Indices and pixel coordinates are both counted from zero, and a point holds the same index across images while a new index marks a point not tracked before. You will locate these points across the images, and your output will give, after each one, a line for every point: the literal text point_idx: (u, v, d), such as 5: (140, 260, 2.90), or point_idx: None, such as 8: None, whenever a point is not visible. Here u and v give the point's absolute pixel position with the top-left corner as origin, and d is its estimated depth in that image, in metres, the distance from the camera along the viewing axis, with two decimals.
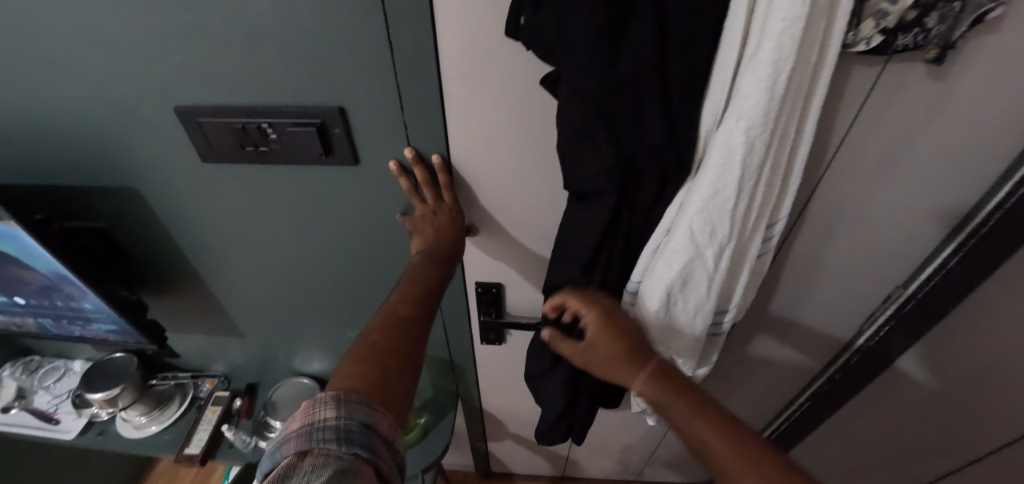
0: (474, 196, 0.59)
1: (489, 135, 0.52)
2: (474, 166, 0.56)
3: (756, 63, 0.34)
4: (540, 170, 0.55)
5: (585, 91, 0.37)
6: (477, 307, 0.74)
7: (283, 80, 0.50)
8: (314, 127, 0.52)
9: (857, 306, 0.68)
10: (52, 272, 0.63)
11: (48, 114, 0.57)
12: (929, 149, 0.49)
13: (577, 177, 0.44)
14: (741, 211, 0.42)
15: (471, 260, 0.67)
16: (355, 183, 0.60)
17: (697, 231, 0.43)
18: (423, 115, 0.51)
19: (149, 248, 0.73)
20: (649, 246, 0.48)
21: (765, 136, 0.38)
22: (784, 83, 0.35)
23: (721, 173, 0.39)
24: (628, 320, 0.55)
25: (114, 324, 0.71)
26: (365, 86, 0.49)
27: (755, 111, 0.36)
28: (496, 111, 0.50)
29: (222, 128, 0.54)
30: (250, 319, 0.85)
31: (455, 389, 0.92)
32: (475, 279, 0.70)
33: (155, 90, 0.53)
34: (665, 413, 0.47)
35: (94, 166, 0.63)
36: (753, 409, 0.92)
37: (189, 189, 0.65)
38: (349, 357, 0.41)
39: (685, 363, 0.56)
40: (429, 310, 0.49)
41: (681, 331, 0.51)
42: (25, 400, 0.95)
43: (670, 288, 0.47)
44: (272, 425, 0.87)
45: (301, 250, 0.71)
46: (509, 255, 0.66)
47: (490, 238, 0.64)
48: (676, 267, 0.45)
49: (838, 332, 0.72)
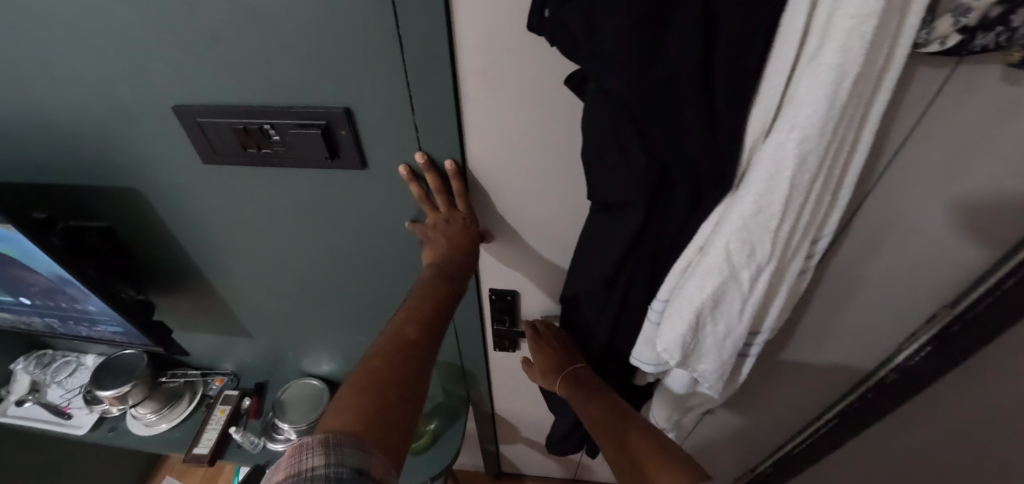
0: (490, 202, 0.55)
1: (507, 137, 0.48)
2: (489, 171, 0.52)
3: (817, 66, 0.28)
4: (561, 176, 0.51)
5: (616, 97, 0.32)
6: (491, 314, 0.71)
7: (284, 78, 0.46)
8: (319, 129, 0.49)
9: (897, 322, 0.63)
10: (55, 275, 0.61)
11: (46, 112, 0.55)
12: (996, 161, 0.43)
13: (604, 190, 0.40)
14: (785, 230, 0.37)
15: (485, 267, 0.64)
16: (364, 187, 0.57)
17: (734, 251, 0.37)
18: (435, 117, 0.47)
19: (154, 249, 0.71)
20: (678, 264, 0.43)
21: (821, 148, 0.32)
22: (847, 89, 0.29)
23: (766, 190, 0.34)
24: (649, 340, 0.49)
25: (120, 326, 0.70)
26: (373, 86, 0.46)
27: (812, 122, 0.30)
28: (515, 113, 0.46)
29: (222, 128, 0.51)
30: (258, 320, 0.83)
31: (466, 394, 0.90)
32: (488, 286, 0.67)
33: (153, 88, 0.50)
34: (589, 416, 0.54)
35: (96, 165, 0.60)
36: (776, 421, 0.88)
37: (192, 190, 0.62)
38: (348, 383, 0.41)
39: (710, 388, 0.50)
40: (436, 335, 0.47)
41: (709, 353, 0.46)
42: (38, 394, 0.95)
43: (698, 312, 0.42)
44: (280, 427, 0.86)
45: (309, 253, 0.69)
46: (525, 263, 0.62)
47: (505, 245, 0.61)
48: (705, 290, 0.40)
49: (874, 347, 0.68)
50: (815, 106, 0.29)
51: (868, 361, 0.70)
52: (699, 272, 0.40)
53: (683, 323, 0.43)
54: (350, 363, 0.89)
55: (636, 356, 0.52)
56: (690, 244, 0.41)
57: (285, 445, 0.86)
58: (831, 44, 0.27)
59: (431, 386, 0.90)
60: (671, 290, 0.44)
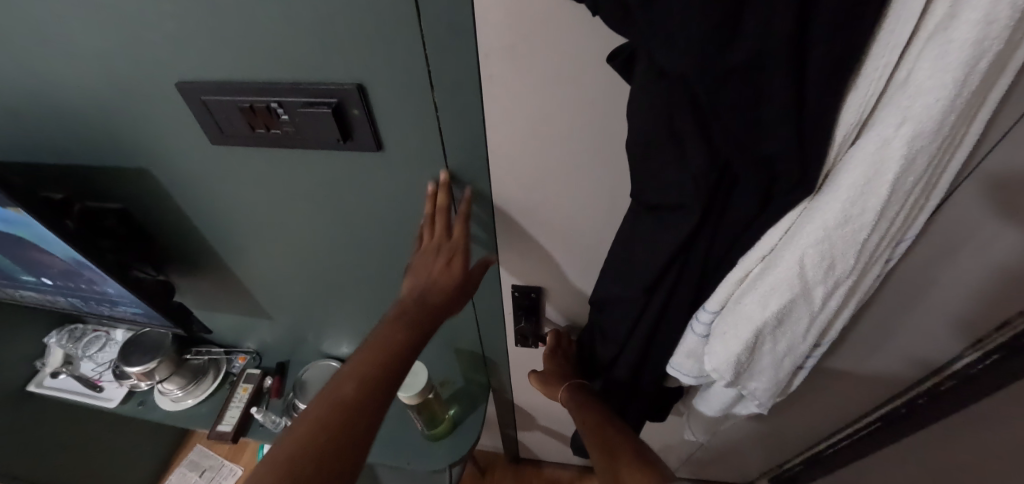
0: (516, 188, 0.50)
1: (538, 117, 0.42)
2: (512, 158, 0.47)
3: (946, 43, 0.23)
4: (605, 176, 0.46)
5: (677, 78, 0.27)
6: (513, 309, 0.68)
7: (292, 50, 0.42)
8: (329, 108, 0.44)
9: (956, 331, 0.56)
10: (71, 258, 0.60)
11: (50, 87, 0.52)
12: None
13: (654, 187, 0.34)
14: (869, 242, 0.34)
15: (508, 257, 0.60)
16: (380, 169, 0.53)
17: (809, 266, 0.34)
18: (456, 93, 0.42)
19: (170, 230, 0.69)
20: (729, 278, 0.39)
21: (930, 146, 0.27)
22: (981, 73, 0.24)
23: (859, 196, 0.30)
24: (694, 352, 0.47)
25: (140, 308, 0.69)
26: (387, 58, 0.41)
27: (930, 116, 0.25)
28: (551, 96, 0.40)
29: (229, 107, 0.47)
30: (277, 303, 0.82)
31: (486, 381, 0.88)
32: (512, 281, 0.64)
33: (156, 61, 0.46)
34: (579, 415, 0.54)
35: (105, 144, 0.57)
36: (811, 422, 0.85)
37: (203, 171, 0.59)
38: (268, 459, 0.38)
39: (758, 404, 0.51)
40: (385, 395, 0.44)
41: (762, 369, 0.46)
42: (71, 367, 0.98)
43: (757, 329, 0.40)
44: (301, 408, 0.87)
45: (326, 238, 0.66)
46: (552, 254, 0.58)
47: (531, 236, 0.56)
48: (770, 306, 0.38)
49: (929, 354, 0.62)
50: (938, 94, 0.24)
51: (918, 366, 0.64)
52: (762, 286, 0.38)
53: (739, 341, 0.41)
54: None
55: (675, 366, 0.51)
56: (750, 254, 0.36)
57: None
58: (971, 13, 0.21)
59: (451, 373, 0.88)
60: (722, 302, 0.41)
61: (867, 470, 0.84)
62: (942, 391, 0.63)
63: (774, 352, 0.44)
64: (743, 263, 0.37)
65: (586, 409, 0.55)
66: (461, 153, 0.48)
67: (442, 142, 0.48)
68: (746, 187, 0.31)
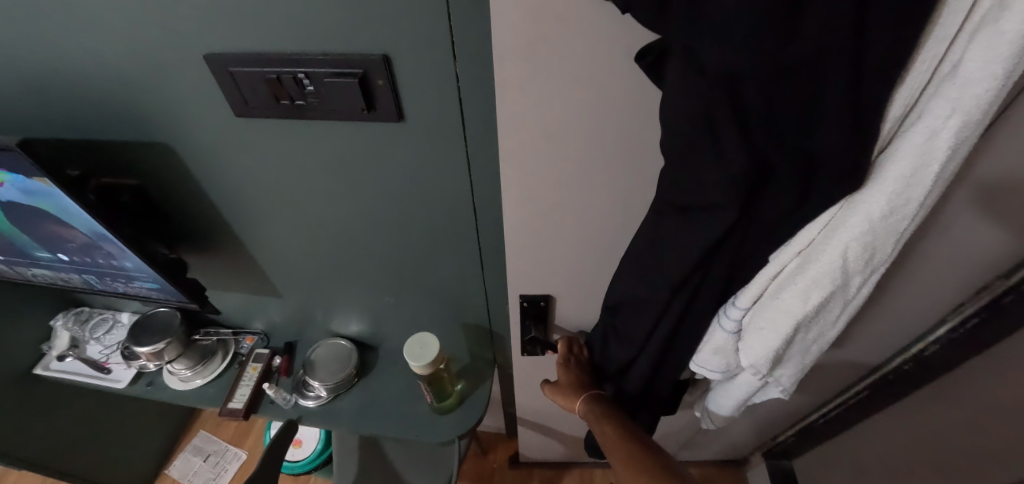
0: (536, 184, 0.51)
1: (564, 113, 0.44)
2: (538, 162, 0.49)
3: (997, 34, 0.25)
4: (628, 182, 0.50)
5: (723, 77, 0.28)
6: (520, 319, 0.71)
7: (321, 21, 0.44)
8: (356, 78, 0.46)
9: (938, 299, 0.60)
10: (92, 231, 0.61)
11: (74, 60, 0.53)
12: None
13: (685, 188, 0.35)
14: (906, 228, 0.37)
15: (522, 254, 0.61)
16: (399, 140, 0.55)
17: (852, 254, 0.38)
18: (477, 65, 0.45)
19: (186, 207, 0.71)
20: (770, 270, 0.42)
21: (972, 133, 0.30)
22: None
23: (904, 187, 0.33)
24: (729, 341, 0.51)
25: (156, 282, 0.70)
26: (413, 31, 0.43)
27: (976, 106, 0.28)
28: (582, 104, 0.43)
29: (255, 78, 0.49)
30: (290, 282, 0.84)
31: (492, 356, 0.91)
32: (519, 292, 0.67)
33: (183, 34, 0.48)
34: (599, 431, 0.57)
35: (125, 118, 0.59)
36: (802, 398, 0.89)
37: (223, 147, 0.61)
38: None
39: (786, 385, 0.55)
40: None
41: (796, 351, 0.50)
42: (78, 349, 0.98)
43: (797, 316, 0.44)
44: (312, 384, 0.89)
45: (341, 214, 0.68)
46: (565, 247, 0.59)
47: (547, 230, 0.57)
48: (811, 294, 0.42)
49: (913, 326, 0.66)
50: (986, 84, 0.27)
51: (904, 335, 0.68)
52: (798, 277, 0.42)
53: (779, 325, 0.45)
54: (379, 325, 0.90)
55: (708, 357, 0.54)
56: (793, 244, 0.39)
57: (317, 402, 0.88)
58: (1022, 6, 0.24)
59: (458, 349, 0.91)
60: (761, 291, 0.44)
61: (857, 436, 0.90)
62: (927, 355, 0.68)
63: (805, 336, 0.48)
64: (780, 259, 0.41)
65: (606, 423, 0.58)
66: (479, 124, 0.51)
67: (461, 114, 0.50)
68: (783, 181, 0.33)
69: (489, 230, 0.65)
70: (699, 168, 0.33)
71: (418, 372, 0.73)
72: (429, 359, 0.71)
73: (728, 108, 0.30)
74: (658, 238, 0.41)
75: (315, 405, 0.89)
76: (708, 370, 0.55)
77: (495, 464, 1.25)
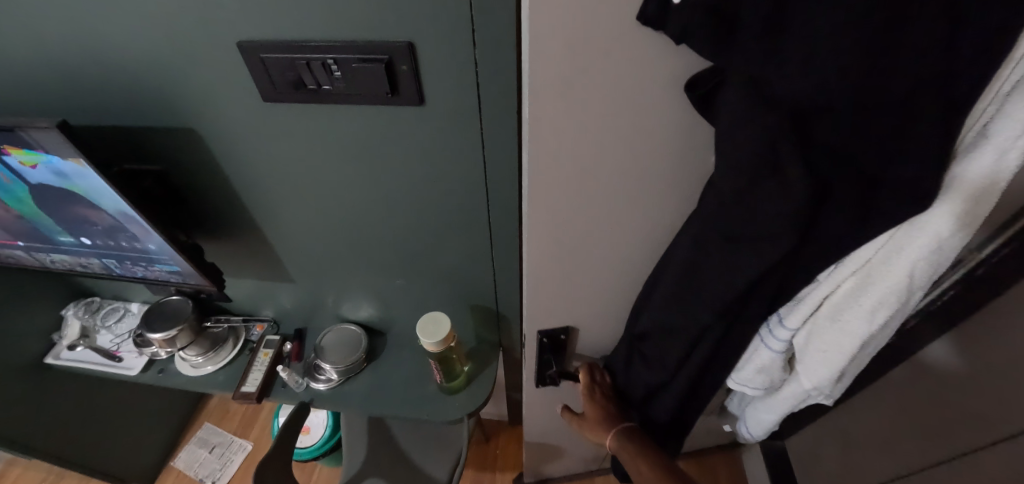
0: (588, 204, 0.53)
1: (620, 137, 0.46)
2: (579, 195, 0.52)
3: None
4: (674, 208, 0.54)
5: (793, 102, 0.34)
6: (539, 354, 0.78)
7: (352, 9, 0.47)
8: (382, 64, 0.50)
9: None
10: (120, 212, 0.64)
11: (109, 47, 0.56)
12: None
13: (752, 207, 0.40)
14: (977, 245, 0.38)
15: (568, 272, 0.63)
16: (417, 124, 0.58)
17: (919, 272, 0.40)
18: (495, 52, 0.49)
19: (207, 192, 0.74)
20: (826, 282, 0.46)
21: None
22: None
23: (974, 203, 0.35)
24: (780, 345, 0.54)
25: (177, 265, 0.73)
26: (437, 20, 0.47)
27: None
28: (635, 136, 0.46)
29: (285, 64, 0.53)
30: (304, 267, 0.87)
31: (497, 340, 0.95)
32: (540, 330, 0.73)
33: (218, 22, 0.51)
34: (630, 462, 0.71)
35: (154, 105, 0.62)
36: None
37: (248, 133, 0.64)
38: None
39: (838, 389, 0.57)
40: None
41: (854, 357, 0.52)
42: (89, 339, 0.99)
43: (854, 327, 0.46)
44: (323, 368, 0.92)
45: (357, 199, 0.72)
46: (611, 261, 0.62)
47: (595, 247, 0.60)
48: (868, 308, 0.44)
49: None
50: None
51: None
52: (854, 299, 0.45)
53: (836, 332, 0.48)
54: (388, 308, 0.94)
55: (758, 357, 0.58)
56: (854, 259, 0.42)
57: (327, 385, 0.91)
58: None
59: (464, 333, 0.94)
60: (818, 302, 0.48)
61: (844, 410, 0.95)
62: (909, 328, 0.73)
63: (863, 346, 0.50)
64: (840, 271, 0.44)
65: (634, 454, 0.71)
66: (494, 108, 0.55)
67: (478, 98, 0.54)
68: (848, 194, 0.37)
69: (499, 212, 0.69)
70: (767, 189, 0.38)
71: (430, 349, 0.76)
72: (440, 336, 0.75)
73: (793, 135, 0.35)
74: (718, 254, 0.46)
75: (326, 387, 0.91)
76: (745, 386, 0.63)
77: (498, 451, 1.28)
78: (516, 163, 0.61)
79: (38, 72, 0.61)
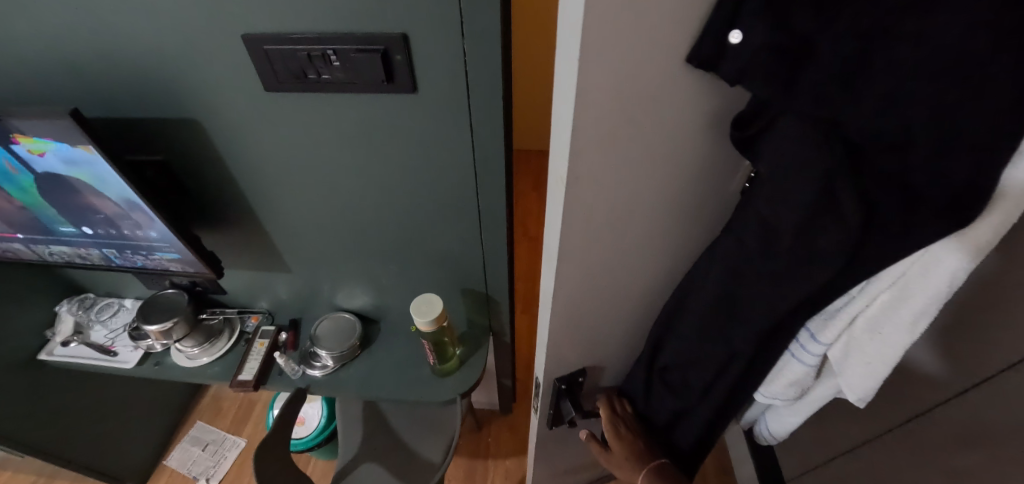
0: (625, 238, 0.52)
1: (659, 169, 0.45)
2: (619, 239, 0.52)
3: None
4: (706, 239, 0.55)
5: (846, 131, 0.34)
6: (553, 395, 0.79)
7: (351, 2, 0.52)
8: (378, 53, 0.55)
9: None
10: (124, 200, 0.67)
11: (116, 42, 0.59)
12: None
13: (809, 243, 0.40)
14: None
15: (602, 305, 0.63)
16: (411, 111, 0.63)
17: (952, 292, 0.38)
18: (483, 44, 0.54)
19: (208, 183, 0.77)
20: (857, 298, 0.45)
21: None
22: None
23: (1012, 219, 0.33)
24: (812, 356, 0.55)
25: (178, 253, 0.76)
26: (429, 13, 0.52)
27: None
28: (668, 171, 0.45)
29: (288, 55, 0.57)
30: (301, 257, 0.90)
31: (487, 324, 0.99)
32: (555, 376, 0.75)
33: (223, 16, 0.55)
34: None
35: (157, 96, 0.65)
36: None
37: (249, 125, 0.68)
38: None
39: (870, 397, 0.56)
40: None
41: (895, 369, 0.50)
42: (83, 335, 1.00)
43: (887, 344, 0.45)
44: (319, 354, 0.95)
45: (353, 187, 0.76)
46: (640, 284, 0.62)
47: (629, 275, 0.59)
48: (902, 328, 0.43)
49: None
50: None
51: None
52: (889, 313, 0.43)
53: (869, 346, 0.47)
54: (382, 296, 0.97)
55: (789, 365, 0.59)
56: (883, 276, 0.41)
57: (322, 371, 0.94)
58: None
59: (456, 317, 0.98)
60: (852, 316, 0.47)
61: None
62: None
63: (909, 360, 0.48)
64: (870, 287, 0.43)
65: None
66: (481, 96, 0.59)
67: (467, 86, 0.59)
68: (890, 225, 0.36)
69: (488, 197, 0.74)
70: (824, 228, 0.38)
71: (423, 329, 0.80)
72: (433, 316, 0.79)
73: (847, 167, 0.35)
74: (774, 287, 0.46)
75: (321, 374, 0.94)
76: (776, 399, 0.64)
77: (490, 438, 1.33)
78: (504, 148, 0.66)
79: (45, 66, 0.64)
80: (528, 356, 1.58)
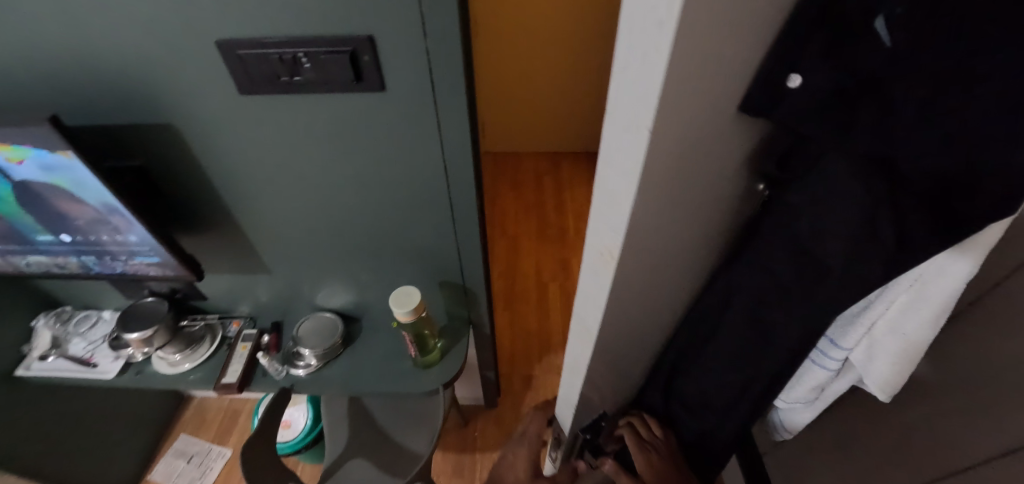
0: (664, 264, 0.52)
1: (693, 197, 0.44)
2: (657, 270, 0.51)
3: None
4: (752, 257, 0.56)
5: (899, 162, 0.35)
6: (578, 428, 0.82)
7: (319, 7, 0.55)
8: (347, 55, 0.59)
9: None
10: (103, 205, 0.69)
11: (93, 50, 0.62)
12: None
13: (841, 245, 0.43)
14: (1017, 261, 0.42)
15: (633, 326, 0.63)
16: (381, 110, 0.67)
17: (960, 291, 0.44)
18: (445, 43, 0.58)
19: (186, 187, 0.79)
20: (879, 298, 0.52)
21: None
22: None
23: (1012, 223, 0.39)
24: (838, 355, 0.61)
25: (158, 256, 0.78)
26: (392, 17, 0.56)
27: None
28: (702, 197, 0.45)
29: (261, 59, 0.60)
30: (281, 258, 0.93)
31: (466, 315, 1.04)
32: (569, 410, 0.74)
33: (196, 24, 0.58)
34: None
35: (134, 103, 0.67)
36: None
37: (225, 129, 0.70)
38: None
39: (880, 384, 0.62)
40: None
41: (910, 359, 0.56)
42: (60, 348, 1.00)
43: (909, 339, 0.52)
44: (303, 354, 0.97)
45: (329, 186, 0.79)
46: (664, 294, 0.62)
47: (658, 291, 0.59)
48: (922, 323, 0.49)
49: None
50: None
51: None
52: (909, 313, 0.50)
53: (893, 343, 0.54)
54: (363, 293, 1.00)
55: (813, 365, 0.65)
56: (901, 280, 0.48)
57: (306, 370, 0.96)
58: None
59: (436, 311, 1.02)
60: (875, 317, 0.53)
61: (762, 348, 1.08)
62: None
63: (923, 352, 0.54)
64: (894, 288, 0.49)
65: None
66: (447, 93, 0.64)
67: (432, 84, 0.63)
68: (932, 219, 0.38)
69: (459, 191, 0.78)
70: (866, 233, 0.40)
71: (403, 320, 0.83)
72: (413, 306, 0.82)
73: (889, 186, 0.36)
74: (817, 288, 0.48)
75: (305, 373, 0.96)
76: (797, 403, 0.72)
77: (476, 432, 1.39)
78: (471, 142, 0.70)
79: (22, 76, 0.65)
80: (510, 351, 1.62)
